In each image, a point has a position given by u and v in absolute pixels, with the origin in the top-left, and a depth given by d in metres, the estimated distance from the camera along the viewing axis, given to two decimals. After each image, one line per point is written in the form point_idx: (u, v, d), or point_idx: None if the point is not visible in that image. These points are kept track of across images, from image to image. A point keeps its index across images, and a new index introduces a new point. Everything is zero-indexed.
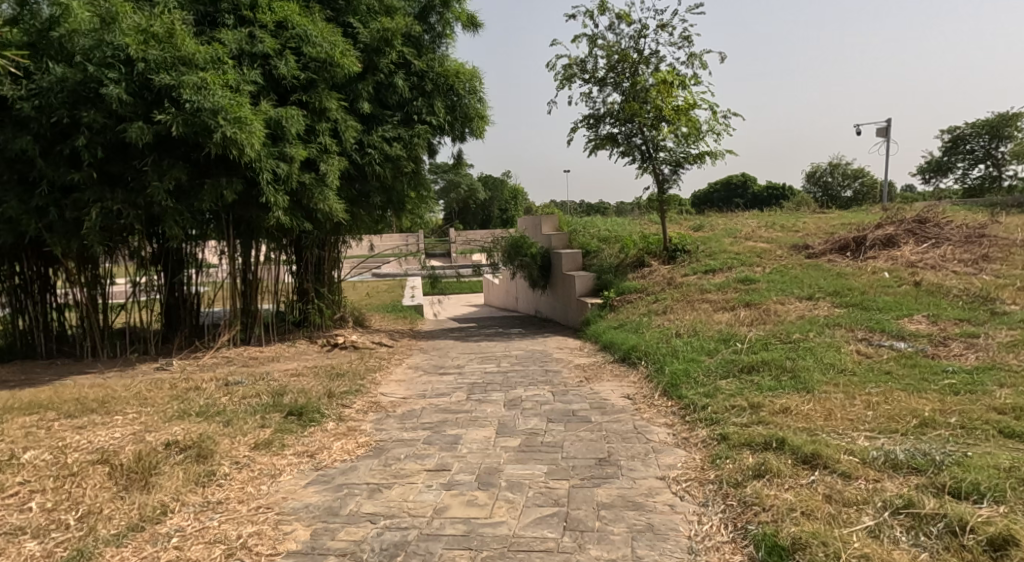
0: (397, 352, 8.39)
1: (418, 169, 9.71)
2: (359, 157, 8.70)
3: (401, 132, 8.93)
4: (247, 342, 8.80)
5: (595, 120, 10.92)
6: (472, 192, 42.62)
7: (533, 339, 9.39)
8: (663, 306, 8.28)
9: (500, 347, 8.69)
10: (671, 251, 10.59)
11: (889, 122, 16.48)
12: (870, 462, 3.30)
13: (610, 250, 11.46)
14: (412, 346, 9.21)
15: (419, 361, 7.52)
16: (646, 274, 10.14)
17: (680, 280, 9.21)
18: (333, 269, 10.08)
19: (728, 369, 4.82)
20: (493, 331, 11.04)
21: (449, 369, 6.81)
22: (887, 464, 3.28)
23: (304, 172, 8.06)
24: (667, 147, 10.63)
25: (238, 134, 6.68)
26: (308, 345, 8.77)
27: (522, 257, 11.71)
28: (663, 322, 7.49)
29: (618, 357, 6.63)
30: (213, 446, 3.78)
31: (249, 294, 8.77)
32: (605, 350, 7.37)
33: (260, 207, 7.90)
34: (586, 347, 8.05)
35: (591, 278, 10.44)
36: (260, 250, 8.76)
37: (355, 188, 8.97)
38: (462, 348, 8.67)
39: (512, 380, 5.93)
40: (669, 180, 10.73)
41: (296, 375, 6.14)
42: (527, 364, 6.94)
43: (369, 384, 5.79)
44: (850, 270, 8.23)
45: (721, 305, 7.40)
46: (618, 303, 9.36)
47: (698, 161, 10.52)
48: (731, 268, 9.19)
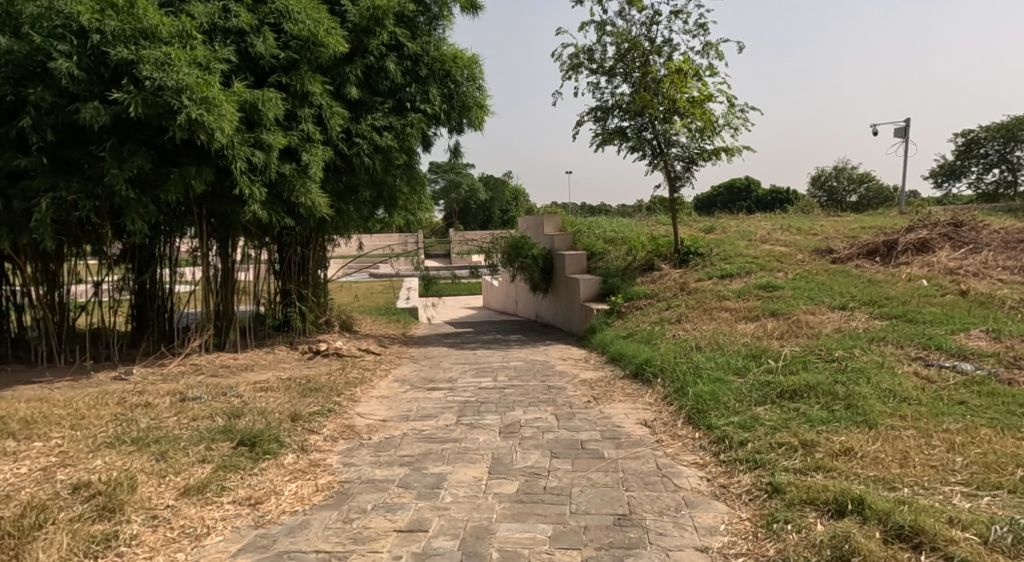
0: (385, 361, 7.65)
1: (411, 162, 9.00)
2: (347, 147, 7.99)
3: (392, 121, 8.23)
4: (221, 347, 8.07)
5: (603, 113, 10.19)
6: (473, 190, 42.06)
7: (534, 347, 8.66)
8: (677, 314, 7.55)
9: (499, 356, 7.95)
10: (682, 254, 9.78)
11: (908, 122, 15.78)
12: (994, 543, 2.56)
13: (617, 252, 10.73)
14: (402, 354, 8.48)
15: (408, 372, 6.79)
16: (656, 278, 9.41)
17: (694, 286, 8.47)
18: (319, 269, 9.35)
19: (764, 394, 4.10)
20: (491, 338, 10.30)
21: (440, 383, 6.08)
22: (1016, 543, 2.55)
23: (284, 162, 7.35)
24: (679, 142, 9.90)
25: (205, 117, 5.96)
26: (289, 353, 8.04)
27: (522, 259, 10.98)
28: (678, 333, 6.75)
29: (629, 372, 5.90)
30: (127, 495, 3.05)
31: (224, 295, 8.05)
32: (613, 363, 6.64)
33: (235, 200, 7.18)
34: (592, 358, 7.32)
35: (596, 282, 9.71)
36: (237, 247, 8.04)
37: (342, 182, 8.27)
38: (456, 357, 7.93)
39: (510, 399, 5.20)
40: (681, 178, 10.01)
41: (265, 390, 5.41)
42: (527, 379, 6.21)
43: (347, 402, 5.06)
44: (883, 277, 7.50)
45: (743, 315, 6.67)
46: (627, 309, 8.63)
47: (713, 158, 9.78)
48: (750, 274, 8.46)
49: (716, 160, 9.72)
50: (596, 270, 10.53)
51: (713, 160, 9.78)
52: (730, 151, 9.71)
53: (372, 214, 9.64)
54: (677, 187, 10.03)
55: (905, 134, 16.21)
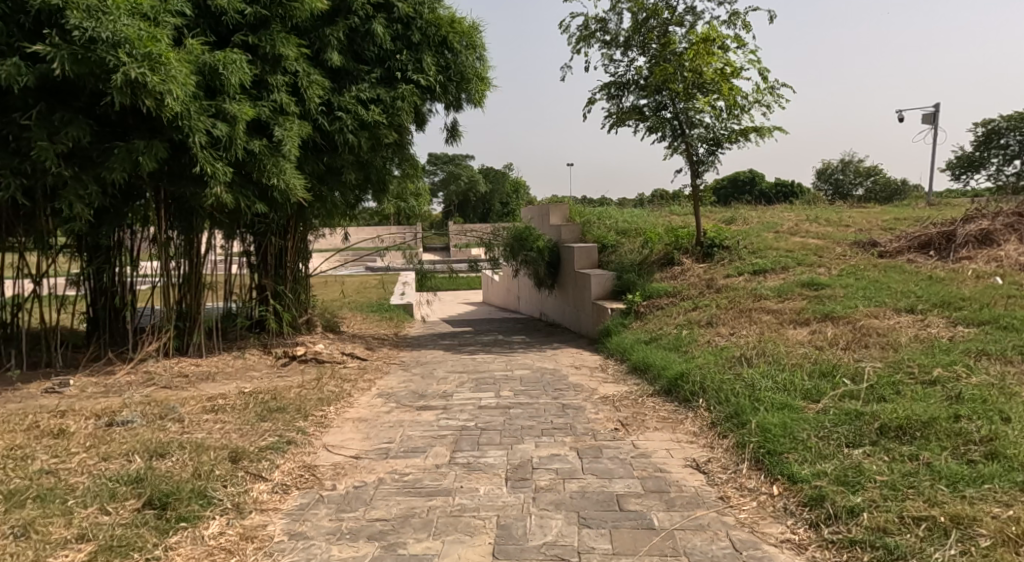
0: (370, 369, 6.64)
1: (403, 141, 8.00)
2: (328, 122, 6.98)
3: (380, 93, 7.24)
4: (184, 351, 7.03)
5: (617, 89, 9.22)
6: (472, 181, 41.06)
7: (541, 353, 7.67)
8: (708, 316, 6.53)
9: (502, 363, 6.94)
10: (705, 247, 8.76)
11: (937, 107, 14.78)
12: None
13: (631, 245, 9.72)
14: (391, 359, 7.47)
15: (395, 384, 5.78)
16: (677, 275, 8.40)
17: (724, 283, 7.47)
18: (300, 261, 8.33)
19: (855, 429, 3.12)
20: (492, 339, 9.29)
21: (432, 400, 5.07)
22: None
23: (252, 138, 6.37)
24: (704, 122, 8.89)
25: (148, 78, 4.92)
26: (262, 358, 7.04)
27: (526, 252, 9.97)
28: (713, 338, 5.74)
29: (660, 389, 4.88)
30: None
31: (188, 292, 7.01)
32: (638, 375, 5.62)
33: (195, 181, 6.15)
34: (610, 367, 6.31)
35: (609, 278, 8.70)
36: (203, 236, 7.01)
37: (323, 162, 7.28)
38: (452, 365, 6.93)
39: (518, 423, 4.19)
40: (705, 163, 9.01)
41: (216, 411, 4.39)
42: (537, 394, 5.19)
43: (314, 428, 4.06)
44: (945, 274, 6.48)
45: (790, 318, 5.65)
46: (645, 309, 7.66)
47: (742, 140, 8.75)
48: (787, 269, 7.44)
49: (746, 142, 8.69)
50: (609, 265, 9.52)
51: (741, 142, 8.74)
52: (761, 133, 8.69)
53: (359, 200, 8.63)
54: (701, 173, 9.02)
55: (934, 121, 15.19)
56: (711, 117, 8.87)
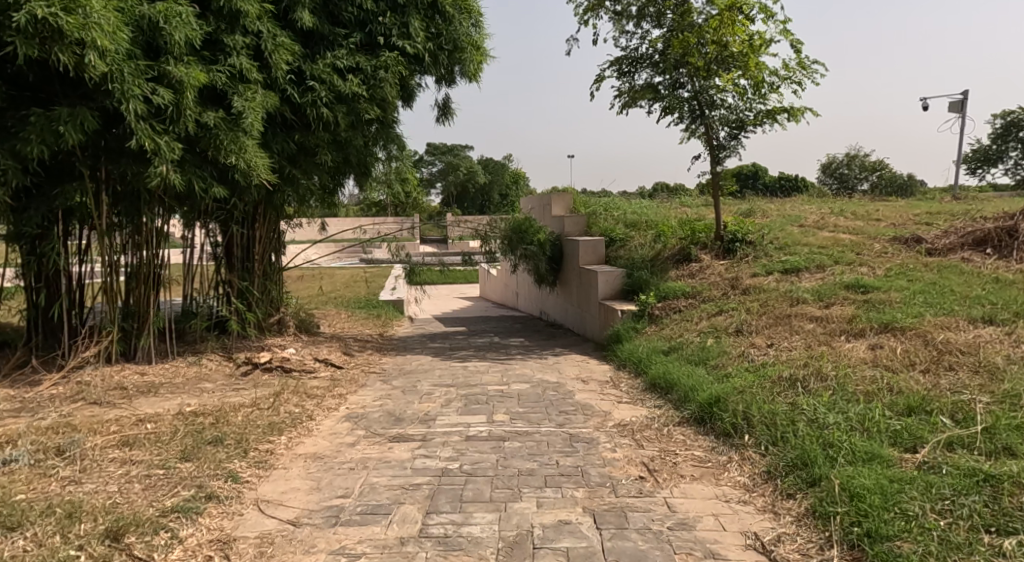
0: (344, 381, 5.73)
1: (387, 119, 7.10)
2: (298, 94, 6.09)
3: (360, 61, 6.34)
4: (131, 358, 6.09)
5: (630, 65, 8.32)
6: (472, 172, 40.09)
7: (541, 361, 6.75)
8: (736, 322, 5.62)
9: (497, 374, 6.02)
10: (726, 243, 7.84)
11: (965, 94, 13.83)
12: None
13: (641, 238, 8.81)
14: (371, 366, 6.56)
15: (368, 403, 4.87)
16: (694, 274, 7.49)
17: (751, 284, 6.56)
18: (270, 253, 7.41)
19: (997, 508, 2.35)
20: (487, 342, 8.36)
21: (409, 427, 4.15)
22: None
23: (206, 109, 5.48)
24: (726, 103, 7.97)
25: (61, 21, 4.05)
26: (221, 366, 6.12)
27: (525, 246, 9.05)
28: (747, 352, 4.83)
29: (690, 416, 3.97)
30: None
31: (135, 288, 6.07)
32: (658, 395, 4.71)
33: (138, 159, 5.22)
34: (623, 382, 5.39)
35: (618, 276, 7.80)
36: (154, 225, 6.06)
37: (295, 141, 6.39)
38: (440, 375, 6.02)
39: (513, 465, 3.28)
40: (726, 148, 8.08)
41: (131, 445, 3.48)
42: (538, 419, 4.28)
43: (251, 473, 3.15)
44: (1014, 274, 5.55)
45: (839, 328, 4.74)
46: (661, 312, 6.74)
47: (771, 122, 7.80)
48: (822, 268, 6.52)
49: (774, 124, 7.74)
50: (617, 261, 8.60)
51: (768, 124, 7.80)
52: (793, 114, 7.74)
53: (339, 184, 7.71)
54: (722, 160, 8.09)
55: (962, 109, 14.24)
56: (735, 96, 7.94)
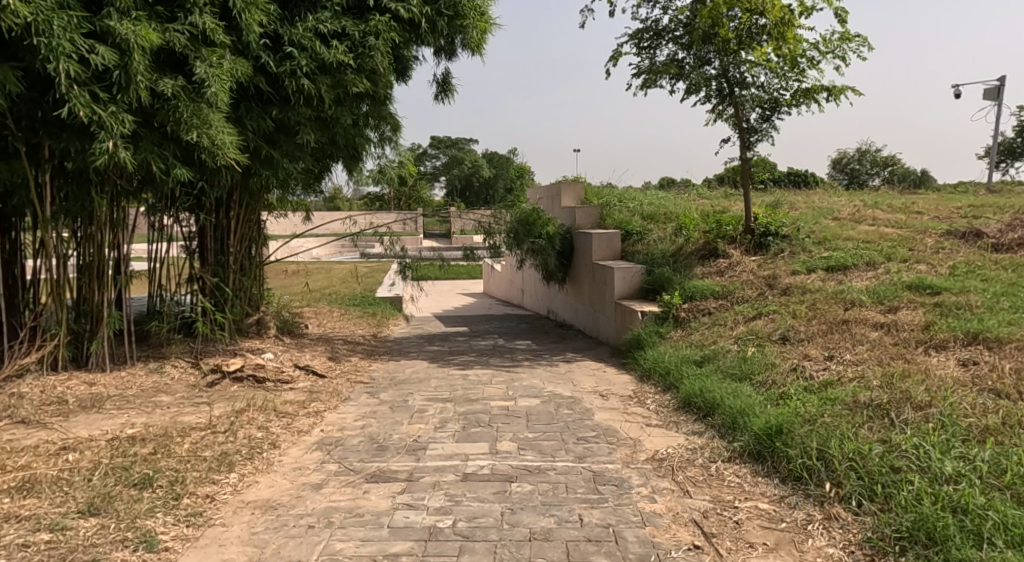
0: (325, 394, 4.94)
1: (378, 95, 6.33)
2: (275, 62, 5.34)
3: (346, 26, 5.60)
4: (83, 365, 5.31)
5: (650, 39, 7.52)
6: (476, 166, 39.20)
7: (553, 370, 5.96)
8: (781, 328, 4.83)
9: (501, 386, 5.22)
10: (757, 236, 7.04)
11: (1003, 81, 12.92)
12: None
13: (661, 231, 8.01)
14: (359, 375, 5.78)
15: (348, 424, 4.07)
16: (724, 271, 6.68)
17: (791, 283, 5.76)
18: (247, 246, 6.64)
19: None
20: (491, 345, 7.56)
21: (394, 460, 3.35)
22: None
23: (164, 75, 4.71)
24: (758, 80, 7.16)
25: None
26: (185, 375, 5.33)
27: (532, 240, 8.24)
28: (802, 365, 4.04)
29: (745, 450, 3.17)
30: None
31: (87, 285, 5.31)
32: (696, 419, 3.90)
33: (82, 134, 4.45)
34: (649, 399, 4.59)
35: (637, 272, 7.01)
36: (113, 213, 5.29)
37: (272, 118, 5.62)
38: (436, 387, 5.22)
39: (524, 525, 2.48)
40: (758, 131, 7.27)
41: (28, 490, 2.68)
42: (551, 449, 3.49)
43: (174, 536, 2.40)
44: None
45: (914, 337, 3.94)
46: (688, 314, 5.95)
47: (810, 101, 6.98)
48: (873, 265, 5.72)
49: (814, 103, 6.93)
50: (634, 256, 7.78)
51: (806, 104, 7.00)
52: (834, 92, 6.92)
53: (326, 169, 6.93)
54: (754, 144, 7.29)
55: (997, 97, 13.33)
56: (768, 72, 7.12)
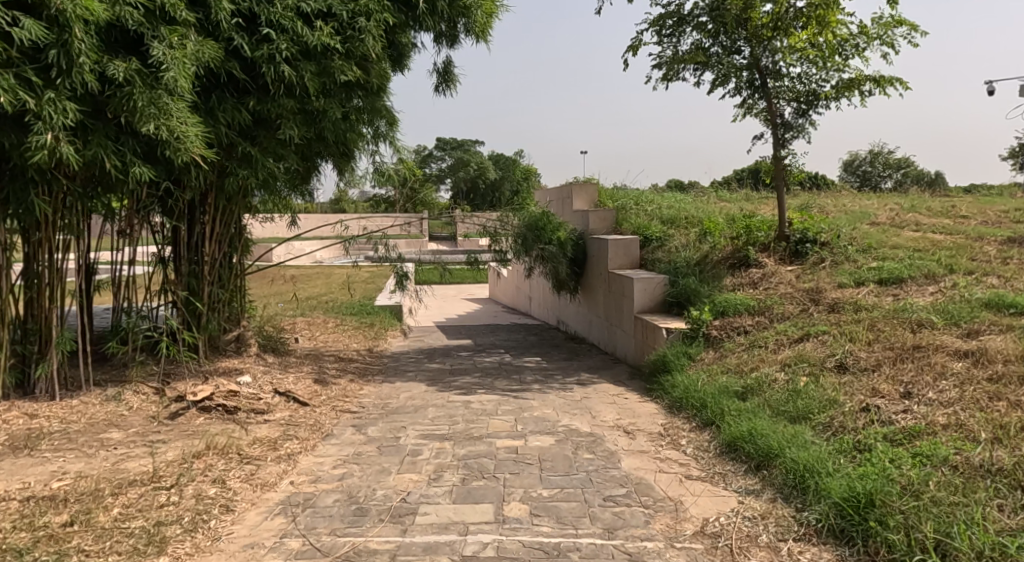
0: (305, 429, 4.25)
1: (372, 86, 5.66)
2: (250, 46, 4.68)
3: (333, 5, 4.97)
4: (29, 392, 4.65)
5: (672, 26, 6.82)
6: (483, 167, 38.50)
7: (567, 396, 5.25)
8: (837, 353, 4.13)
9: (509, 418, 4.51)
10: (793, 243, 6.33)
11: None
12: None
13: (684, 237, 7.32)
14: (347, 402, 5.09)
15: (324, 474, 3.38)
16: (757, 283, 5.97)
17: (839, 298, 5.06)
18: (224, 255, 5.97)
19: None
20: (496, 362, 6.86)
21: (374, 533, 2.66)
22: None
23: (117, 58, 4.06)
24: (794, 71, 6.45)
25: None
26: (147, 403, 4.65)
27: (542, 246, 7.56)
28: (874, 403, 3.34)
29: (824, 525, 2.49)
30: None
31: (35, 300, 4.67)
32: (748, 472, 3.20)
33: (16, 126, 3.80)
34: (684, 438, 3.88)
35: (659, 283, 6.31)
36: (67, 220, 4.62)
37: (248, 111, 4.96)
38: (434, 419, 4.52)
39: None
40: (793, 127, 6.56)
41: None
42: (571, 515, 2.79)
43: None
44: None
45: (1014, 372, 3.24)
46: (720, 332, 5.25)
47: (853, 93, 6.23)
48: (935, 278, 5.01)
49: (858, 95, 6.18)
50: (654, 264, 7.09)
51: (849, 96, 6.29)
52: (882, 83, 6.16)
53: (314, 169, 6.27)
54: (789, 141, 6.55)
55: None
56: (807, 61, 6.40)
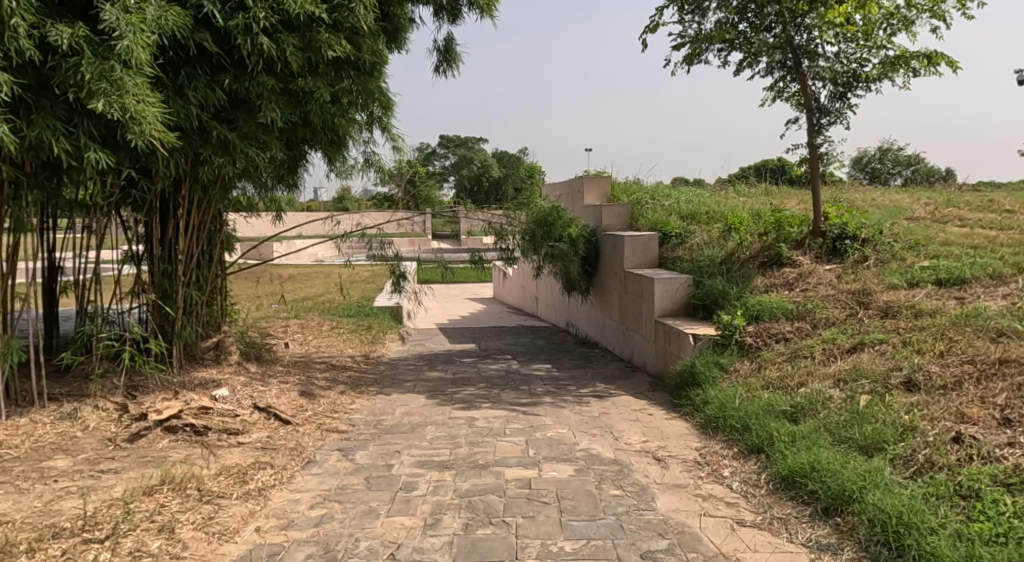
0: (282, 455, 3.65)
1: (365, 65, 5.07)
2: (222, 16, 4.12)
3: None
4: None
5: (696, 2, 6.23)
6: (486, 166, 37.96)
7: (584, 411, 4.66)
8: (903, 367, 3.54)
9: (519, 440, 3.92)
10: (830, 240, 5.74)
11: None
12: None
13: (708, 233, 6.72)
14: (335, 419, 4.49)
15: (299, 519, 2.79)
16: (793, 284, 5.38)
17: (894, 302, 4.46)
18: (202, 254, 5.38)
19: None
20: (503, 371, 6.26)
21: None
22: None
23: (63, 23, 3.50)
24: (831, 50, 5.85)
25: None
26: (106, 421, 4.07)
27: (552, 244, 6.96)
28: (966, 432, 2.75)
29: None
30: None
31: None
32: (815, 519, 2.61)
33: None
34: (728, 469, 3.29)
35: (682, 284, 5.72)
36: (14, 215, 4.04)
37: (223, 91, 4.38)
38: (432, 442, 3.92)
39: None
40: (829, 112, 5.96)
41: None
42: None
43: None
44: None
45: None
46: (756, 339, 4.66)
47: (898, 73, 5.65)
48: (1003, 279, 4.41)
49: (903, 75, 5.60)
50: (675, 263, 6.50)
51: (892, 78, 5.69)
52: (931, 61, 5.57)
53: (302, 159, 5.68)
54: (825, 127, 5.96)
55: None
56: (845, 39, 5.81)
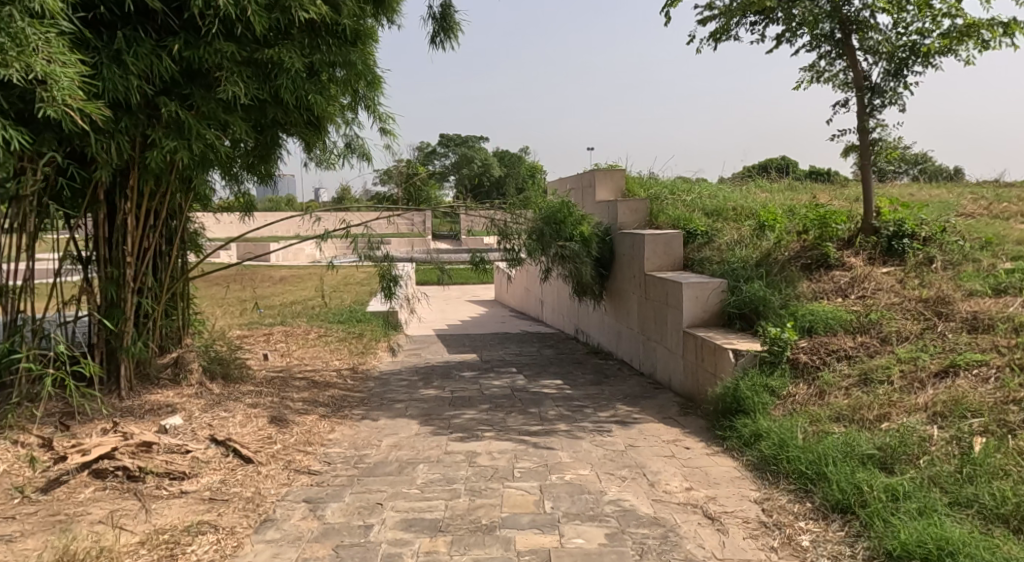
0: (232, 511, 2.88)
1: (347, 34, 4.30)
2: None
3: None
4: None
5: None
6: (486, 164, 37.16)
7: (607, 443, 3.88)
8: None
9: (531, 487, 3.14)
10: (885, 239, 4.96)
11: None
12: None
13: (739, 232, 5.93)
14: (306, 455, 3.71)
15: None
16: (846, 290, 4.60)
17: (981, 314, 3.69)
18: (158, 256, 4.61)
19: None
20: (508, 388, 5.48)
21: None
22: None
23: None
24: (886, 20, 5.06)
25: None
26: (22, 461, 3.31)
27: (562, 244, 6.19)
28: None
29: None
30: None
31: None
32: None
33: None
34: (806, 536, 2.53)
35: (715, 290, 4.95)
36: None
37: (173, 58, 3.62)
38: (422, 488, 3.15)
39: None
40: (881, 92, 5.18)
41: None
42: None
43: None
44: None
45: None
46: (813, 356, 3.88)
47: (964, 46, 4.88)
48: None
49: (972, 47, 4.82)
50: (703, 264, 5.73)
51: (958, 51, 4.91)
52: (1005, 31, 4.79)
53: (277, 147, 4.90)
54: (877, 109, 5.19)
55: None
56: (903, 7, 5.02)
